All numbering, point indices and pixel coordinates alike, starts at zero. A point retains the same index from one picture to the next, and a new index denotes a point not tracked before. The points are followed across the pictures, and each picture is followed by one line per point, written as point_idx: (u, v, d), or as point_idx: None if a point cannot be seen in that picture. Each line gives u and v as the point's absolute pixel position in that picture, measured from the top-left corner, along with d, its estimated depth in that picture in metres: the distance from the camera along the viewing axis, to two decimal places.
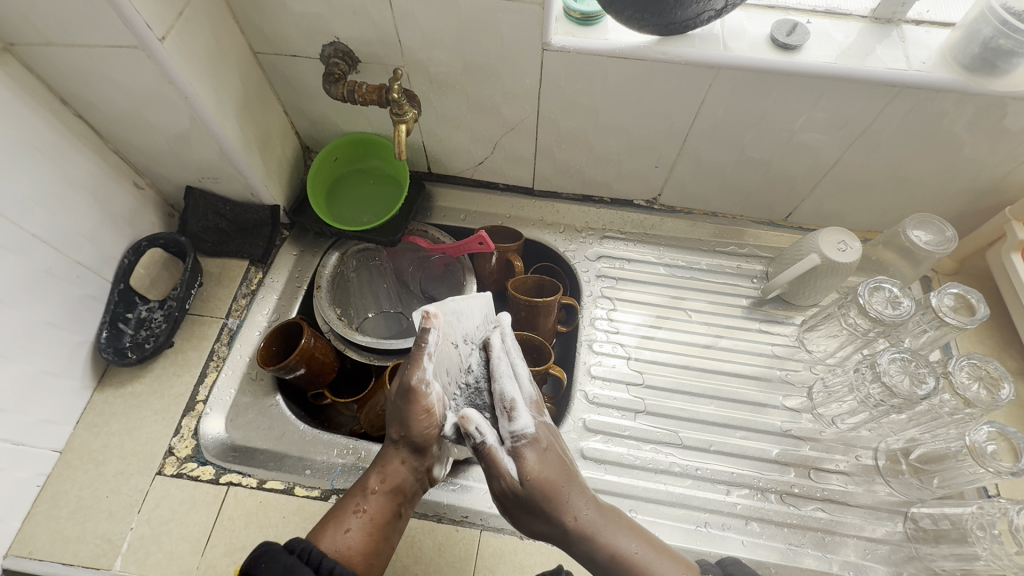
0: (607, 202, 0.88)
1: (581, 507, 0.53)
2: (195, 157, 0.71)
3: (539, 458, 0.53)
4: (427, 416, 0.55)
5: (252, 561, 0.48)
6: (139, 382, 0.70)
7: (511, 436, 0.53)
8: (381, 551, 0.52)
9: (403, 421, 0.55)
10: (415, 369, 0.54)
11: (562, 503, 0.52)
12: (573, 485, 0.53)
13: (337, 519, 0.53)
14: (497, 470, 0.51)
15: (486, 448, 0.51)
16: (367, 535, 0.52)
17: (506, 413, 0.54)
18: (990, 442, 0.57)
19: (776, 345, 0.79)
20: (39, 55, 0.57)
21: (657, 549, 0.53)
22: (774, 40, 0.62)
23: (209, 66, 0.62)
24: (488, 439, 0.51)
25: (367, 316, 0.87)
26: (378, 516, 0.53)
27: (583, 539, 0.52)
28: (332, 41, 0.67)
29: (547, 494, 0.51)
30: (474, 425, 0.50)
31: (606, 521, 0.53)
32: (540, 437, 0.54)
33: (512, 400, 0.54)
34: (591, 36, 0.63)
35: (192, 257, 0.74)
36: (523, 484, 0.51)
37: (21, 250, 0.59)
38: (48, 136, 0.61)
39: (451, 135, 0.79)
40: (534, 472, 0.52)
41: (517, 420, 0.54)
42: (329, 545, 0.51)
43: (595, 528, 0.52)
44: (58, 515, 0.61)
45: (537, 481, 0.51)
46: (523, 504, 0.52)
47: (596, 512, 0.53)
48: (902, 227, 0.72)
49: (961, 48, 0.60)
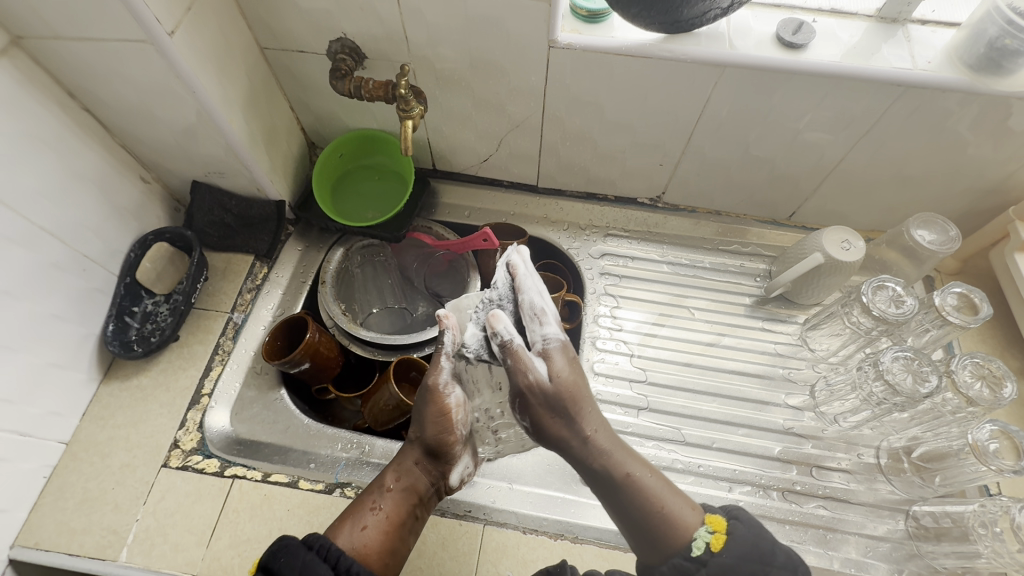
0: (610, 200, 0.88)
1: (598, 425, 0.60)
2: (202, 151, 0.71)
3: (565, 363, 0.60)
4: (444, 416, 0.60)
5: (270, 556, 0.49)
6: (144, 375, 0.71)
7: (541, 339, 0.59)
8: (395, 551, 0.54)
9: (422, 420, 0.60)
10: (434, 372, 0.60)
11: (583, 415, 0.59)
12: (593, 406, 0.61)
13: (355, 515, 0.56)
14: (522, 365, 0.57)
15: (513, 345, 0.57)
16: (382, 533, 0.55)
17: (535, 319, 0.59)
18: (992, 440, 0.58)
19: (778, 343, 0.79)
20: (48, 49, 0.57)
21: (670, 488, 0.58)
22: (780, 39, 0.62)
23: (216, 61, 0.62)
24: (516, 339, 0.57)
25: (370, 312, 0.88)
26: (393, 515, 0.56)
27: (599, 453, 0.59)
28: (339, 37, 0.67)
29: (573, 400, 0.59)
30: (502, 324, 0.56)
31: (622, 451, 0.60)
32: (566, 346, 0.61)
33: (540, 310, 0.59)
34: (598, 33, 0.63)
35: (198, 252, 0.74)
36: (552, 382, 0.58)
37: (29, 243, 0.60)
38: (57, 129, 0.61)
39: (456, 132, 0.80)
40: (562, 373, 0.59)
41: (546, 327, 0.60)
42: (345, 542, 0.53)
43: (611, 448, 0.59)
44: (64, 506, 0.62)
45: (564, 382, 0.58)
46: (550, 403, 0.59)
47: (613, 439, 0.60)
48: (906, 226, 0.72)
49: (967, 48, 0.60)
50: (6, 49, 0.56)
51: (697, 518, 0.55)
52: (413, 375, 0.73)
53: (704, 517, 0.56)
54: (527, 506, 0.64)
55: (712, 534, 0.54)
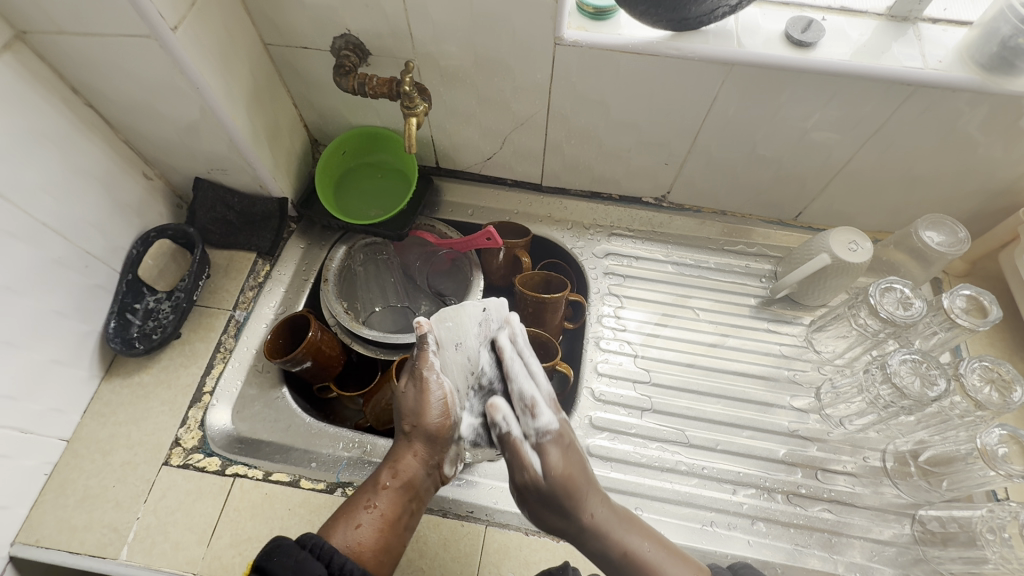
0: (615, 199, 0.88)
1: (596, 506, 0.55)
2: (204, 148, 0.71)
3: (562, 455, 0.56)
4: (440, 405, 0.59)
5: (264, 556, 0.48)
6: (146, 373, 0.70)
7: (536, 432, 0.56)
8: (391, 547, 0.53)
9: (415, 412, 0.59)
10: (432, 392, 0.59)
11: (581, 502, 0.55)
12: (590, 484, 0.56)
13: (349, 514, 0.54)
14: (521, 462, 0.55)
15: (511, 438, 0.55)
16: (378, 530, 0.53)
17: (528, 412, 0.57)
18: (1001, 444, 0.57)
19: (783, 345, 0.78)
20: (50, 44, 0.57)
21: (668, 552, 0.55)
22: (789, 37, 0.61)
23: (220, 57, 0.62)
24: (514, 429, 0.55)
25: (373, 311, 0.86)
26: (388, 511, 0.54)
27: (596, 536, 0.54)
28: (343, 34, 0.67)
29: (569, 489, 0.54)
30: (500, 413, 0.55)
31: (620, 524, 0.55)
32: (564, 435, 0.57)
33: (533, 398, 0.57)
34: (605, 30, 0.62)
35: (200, 249, 0.73)
36: (546, 478, 0.54)
37: (32, 239, 0.59)
38: (59, 124, 0.61)
39: (460, 130, 0.79)
40: (557, 468, 0.54)
41: (540, 417, 0.56)
42: (341, 541, 0.52)
43: (609, 527, 0.55)
44: (65, 504, 0.61)
45: (560, 476, 0.54)
46: (545, 499, 0.54)
47: (611, 511, 0.56)
48: (914, 227, 0.71)
49: (979, 47, 0.59)
50: (9, 43, 0.55)
51: None
52: None
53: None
54: None
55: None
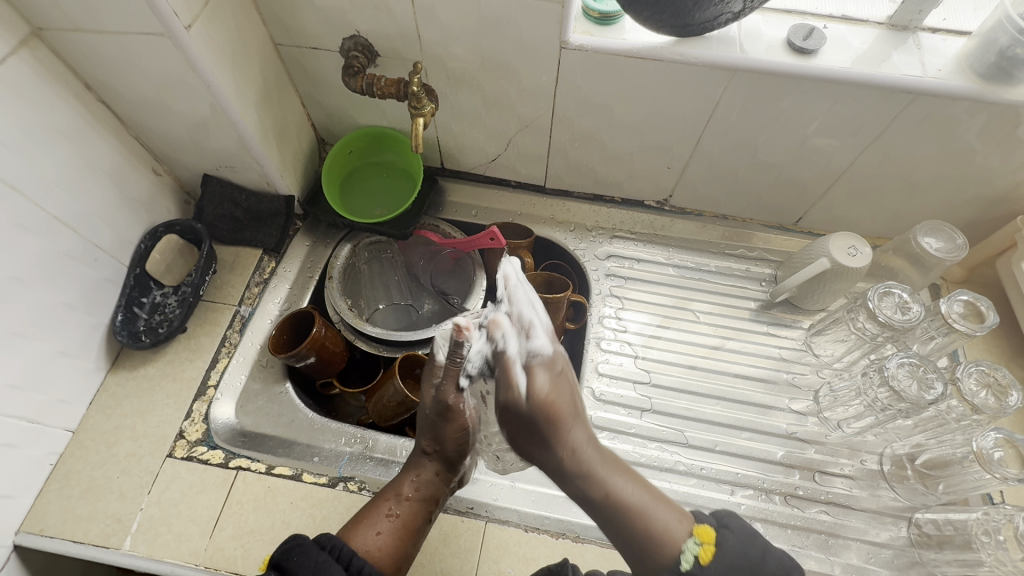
0: (617, 202, 0.89)
1: (581, 443, 0.52)
2: (213, 145, 0.72)
3: (550, 380, 0.54)
4: (462, 433, 0.60)
5: (282, 553, 0.48)
6: (152, 365, 0.71)
7: (526, 353, 0.55)
8: (408, 556, 0.54)
9: (441, 437, 0.60)
10: (452, 389, 0.59)
11: (563, 433, 0.52)
12: (577, 420, 0.53)
13: (370, 520, 0.55)
14: (509, 380, 0.53)
15: (505, 355, 0.54)
16: (398, 539, 0.54)
17: (522, 333, 0.56)
18: (996, 448, 0.58)
19: (782, 348, 0.79)
20: (66, 41, 0.58)
21: (657, 498, 0.50)
22: (791, 44, 0.62)
23: (231, 56, 0.63)
24: (510, 347, 0.55)
25: (377, 307, 0.88)
26: (410, 522, 0.56)
27: (578, 473, 0.51)
28: (352, 35, 0.68)
29: (549, 416, 0.52)
30: (501, 330, 0.55)
31: (605, 465, 0.52)
32: (554, 361, 0.55)
33: (530, 322, 0.56)
34: (610, 35, 0.64)
35: (207, 245, 0.74)
36: (528, 400, 0.52)
37: (43, 231, 0.60)
38: (72, 119, 0.62)
39: (465, 131, 0.80)
40: (541, 391, 0.52)
41: (534, 340, 0.55)
42: (360, 546, 0.53)
43: (593, 467, 0.51)
44: (69, 494, 0.62)
45: (543, 400, 0.52)
46: (526, 422, 0.52)
47: (596, 452, 0.52)
48: (913, 233, 0.72)
49: (978, 57, 0.60)
50: (26, 39, 0.56)
51: (684, 529, 0.48)
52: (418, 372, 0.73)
53: (692, 527, 0.48)
54: (529, 505, 0.64)
55: (701, 546, 0.47)
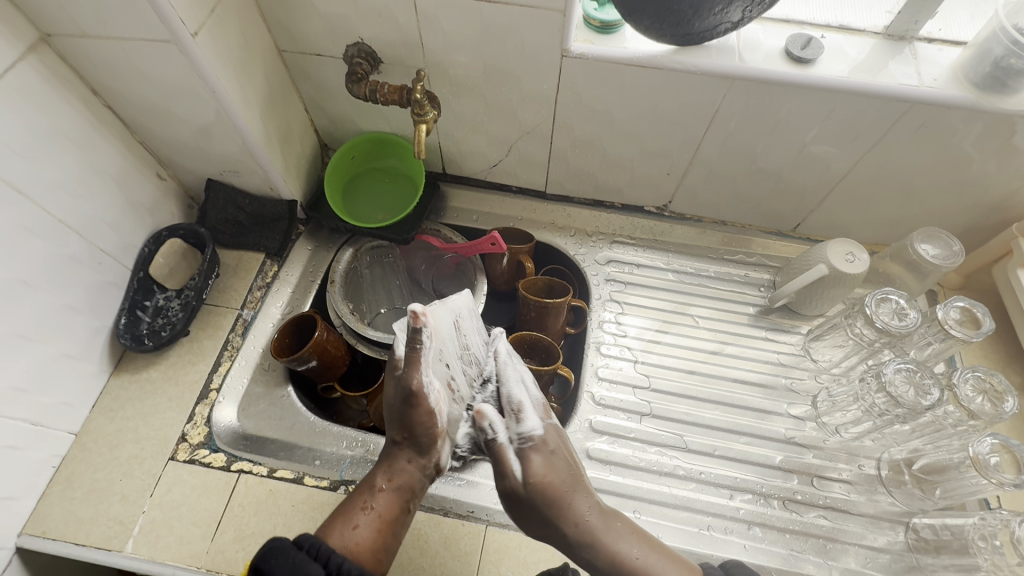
0: (617, 207, 0.89)
1: (585, 513, 0.54)
2: (217, 150, 0.72)
3: (544, 462, 0.55)
4: (429, 416, 0.58)
5: (260, 557, 0.47)
6: (154, 368, 0.71)
7: (517, 437, 0.56)
8: (388, 547, 0.54)
9: (408, 423, 0.58)
10: (415, 374, 0.56)
11: (566, 509, 0.53)
12: (577, 488, 0.55)
13: (345, 515, 0.54)
14: (504, 468, 0.55)
15: (497, 443, 0.56)
16: (375, 531, 0.53)
17: (513, 416, 0.57)
18: (993, 454, 0.58)
19: (781, 353, 0.80)
20: (75, 47, 0.59)
21: (660, 556, 0.53)
22: (789, 53, 0.63)
23: (236, 61, 0.64)
24: (499, 435, 0.55)
25: (379, 312, 0.89)
26: (386, 513, 0.55)
27: (585, 544, 0.53)
28: (356, 42, 0.69)
29: (549, 496, 0.53)
30: (488, 419, 0.55)
31: (611, 527, 0.54)
32: (549, 441, 0.57)
33: (520, 402, 0.58)
34: (610, 44, 0.65)
35: (212, 248, 0.75)
36: (526, 485, 0.54)
37: (48, 235, 0.61)
38: (79, 124, 0.63)
39: (467, 137, 0.81)
40: (538, 475, 0.54)
41: (525, 423, 0.56)
42: (338, 543, 0.51)
43: (598, 534, 0.53)
44: (71, 496, 0.62)
45: (541, 484, 0.53)
46: (528, 507, 0.54)
47: (600, 520, 0.54)
48: (910, 240, 0.73)
49: (973, 66, 0.61)
50: (35, 45, 0.57)
51: None
52: None
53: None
54: None
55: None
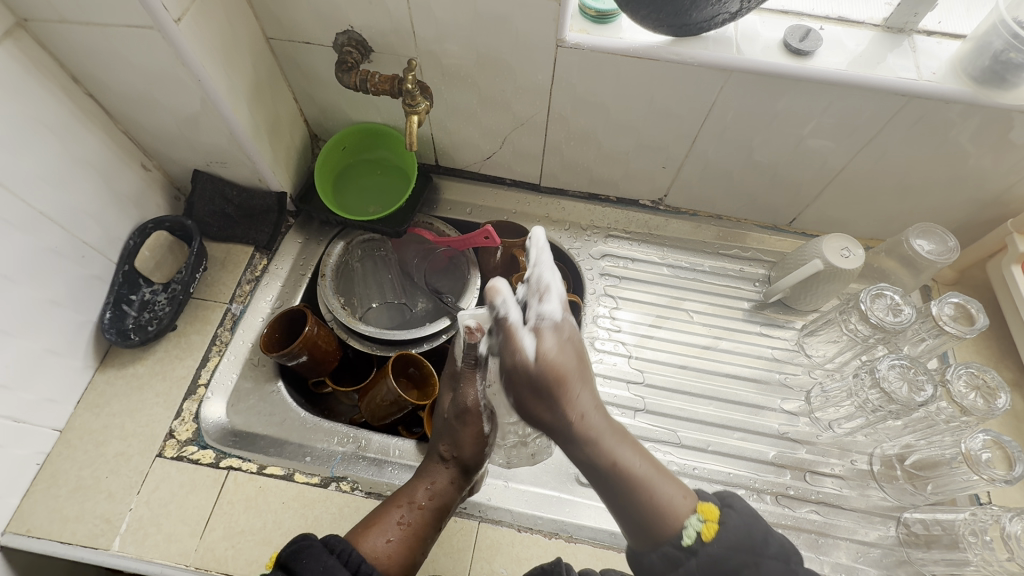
0: (613, 201, 0.88)
1: (589, 409, 0.52)
2: (204, 140, 0.71)
3: (556, 343, 0.53)
4: (479, 436, 0.61)
5: (290, 554, 0.47)
6: (141, 364, 0.70)
7: (536, 316, 0.54)
8: (416, 563, 0.54)
9: (459, 441, 0.60)
10: (471, 390, 0.60)
11: (571, 398, 0.52)
12: (583, 383, 0.53)
13: (380, 525, 0.54)
14: (513, 346, 0.53)
15: (506, 321, 0.53)
16: (406, 547, 0.54)
17: (536, 296, 0.55)
18: (984, 450, 0.58)
19: (775, 348, 0.79)
20: (52, 32, 0.56)
21: (661, 473, 0.51)
22: (787, 45, 0.62)
23: (223, 49, 0.62)
24: (511, 314, 0.53)
25: (370, 307, 0.88)
26: (420, 530, 0.55)
27: (585, 441, 0.52)
28: (345, 30, 0.67)
29: (556, 381, 0.51)
30: (501, 297, 0.53)
31: (612, 434, 0.52)
32: (564, 327, 0.54)
33: (546, 285, 0.54)
34: (606, 34, 0.63)
35: (198, 241, 0.74)
36: (536, 361, 0.52)
37: (28, 228, 0.59)
38: (59, 114, 0.61)
39: (460, 128, 0.80)
40: (549, 353, 0.52)
41: (546, 304, 0.54)
42: (369, 551, 0.52)
43: (600, 434, 0.52)
44: (57, 494, 0.61)
45: (549, 364, 0.51)
46: (532, 383, 0.52)
47: (603, 419, 0.53)
48: (905, 236, 0.72)
49: (972, 60, 0.60)
50: (10, 30, 0.55)
51: (688, 506, 0.49)
52: (411, 371, 0.74)
53: (696, 504, 0.49)
54: (522, 505, 0.64)
55: (704, 522, 0.48)
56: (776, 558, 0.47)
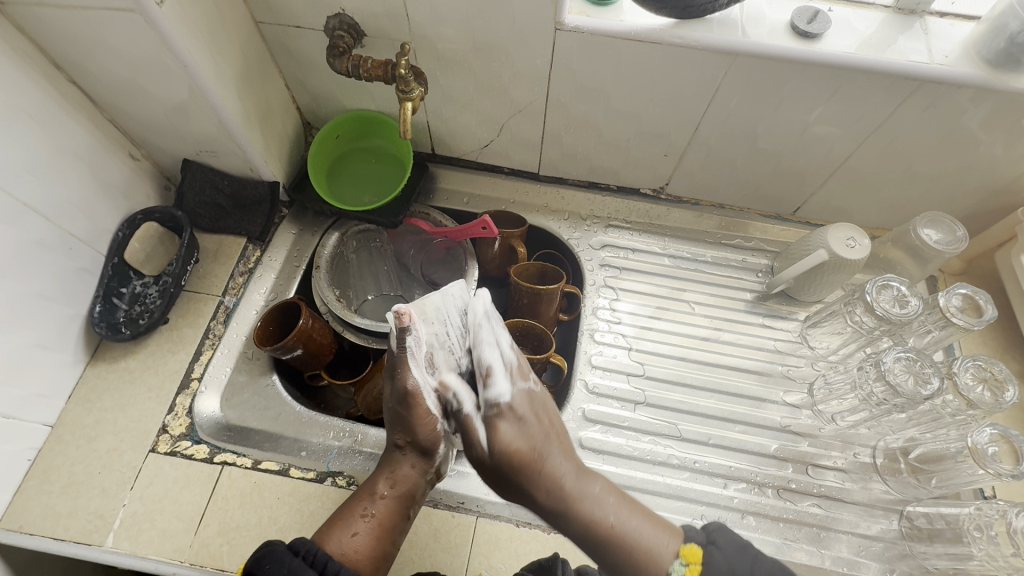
0: (613, 189, 0.87)
1: (558, 476, 0.54)
2: (193, 129, 0.69)
3: (514, 430, 0.55)
4: (430, 416, 0.57)
5: (255, 562, 0.46)
6: (133, 358, 0.69)
7: (485, 403, 0.56)
8: (388, 554, 0.53)
9: (408, 425, 0.57)
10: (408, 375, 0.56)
11: (538, 470, 0.54)
12: (549, 450, 0.55)
13: (344, 521, 0.53)
14: (470, 439, 0.56)
15: (463, 415, 0.57)
16: (374, 539, 0.53)
17: (482, 378, 0.56)
18: (991, 444, 0.57)
19: (778, 340, 0.78)
20: (31, 16, 0.54)
21: (648, 520, 0.52)
22: (794, 28, 0.60)
23: (209, 34, 0.60)
24: (465, 406, 0.57)
25: (366, 298, 0.86)
26: (386, 519, 0.54)
27: (558, 511, 0.53)
28: (337, 13, 0.65)
29: (520, 462, 0.53)
30: (452, 392, 0.57)
31: (587, 493, 0.54)
32: (518, 408, 0.56)
33: (489, 365, 0.56)
34: (607, 16, 0.61)
35: (189, 232, 0.72)
36: (493, 452, 0.54)
37: (12, 220, 0.57)
38: (42, 102, 0.59)
39: (457, 116, 0.78)
40: (503, 444, 0.54)
41: (492, 387, 0.56)
42: (335, 549, 0.51)
43: (572, 498, 0.53)
44: (49, 490, 0.60)
45: (506, 451, 0.54)
46: (497, 472, 0.55)
47: (575, 481, 0.54)
48: (913, 225, 0.71)
49: (986, 42, 0.58)
50: None
51: (672, 549, 0.50)
52: None
53: (679, 547, 0.50)
54: None
55: (687, 566, 0.48)
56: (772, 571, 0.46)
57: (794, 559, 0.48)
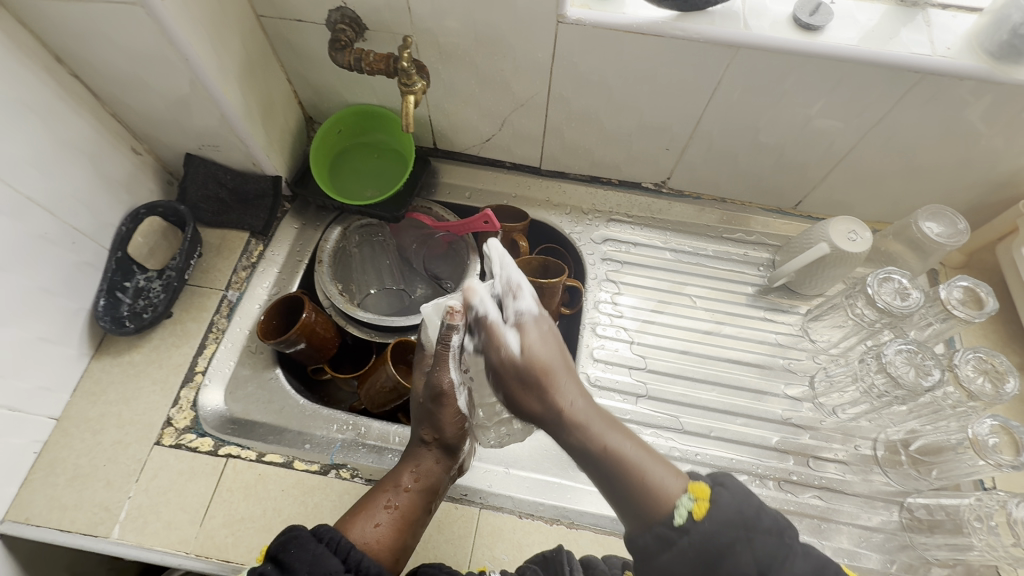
0: (615, 183, 0.87)
1: (573, 399, 0.52)
2: (195, 123, 0.69)
3: (538, 339, 0.53)
4: (459, 414, 0.58)
5: (280, 546, 0.47)
6: (137, 352, 0.69)
7: (514, 313, 0.54)
8: (408, 546, 0.54)
9: (438, 423, 0.57)
10: (444, 373, 0.56)
11: (556, 390, 0.52)
12: (568, 373, 0.53)
13: (367, 512, 0.54)
14: (495, 343, 0.52)
15: (487, 320, 0.53)
16: (395, 530, 0.53)
17: (511, 294, 0.54)
18: (991, 435, 0.58)
19: (779, 333, 0.78)
20: (33, 9, 0.54)
21: (652, 455, 0.50)
22: (796, 20, 0.60)
23: (211, 27, 0.60)
24: (491, 314, 0.53)
25: (368, 293, 0.86)
26: (408, 513, 0.54)
27: (574, 426, 0.51)
28: (339, 7, 0.65)
29: (541, 374, 0.51)
30: (478, 296, 0.53)
31: (600, 420, 0.52)
32: (542, 322, 0.55)
33: (518, 284, 0.55)
34: (608, 9, 0.61)
35: (191, 226, 0.72)
36: (519, 356, 0.52)
37: (17, 214, 0.58)
38: (44, 96, 0.59)
39: (459, 110, 0.78)
40: (530, 349, 0.52)
41: (521, 301, 0.54)
42: (358, 538, 0.52)
43: (586, 420, 0.51)
44: (55, 482, 0.61)
45: (533, 357, 0.52)
46: (516, 378, 0.52)
47: (588, 404, 0.52)
48: (914, 218, 0.71)
49: (988, 34, 0.58)
50: None
51: (680, 485, 0.48)
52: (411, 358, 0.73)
53: (686, 484, 0.48)
54: (523, 491, 0.64)
55: (695, 501, 0.46)
56: (769, 532, 0.45)
57: (790, 524, 0.47)
